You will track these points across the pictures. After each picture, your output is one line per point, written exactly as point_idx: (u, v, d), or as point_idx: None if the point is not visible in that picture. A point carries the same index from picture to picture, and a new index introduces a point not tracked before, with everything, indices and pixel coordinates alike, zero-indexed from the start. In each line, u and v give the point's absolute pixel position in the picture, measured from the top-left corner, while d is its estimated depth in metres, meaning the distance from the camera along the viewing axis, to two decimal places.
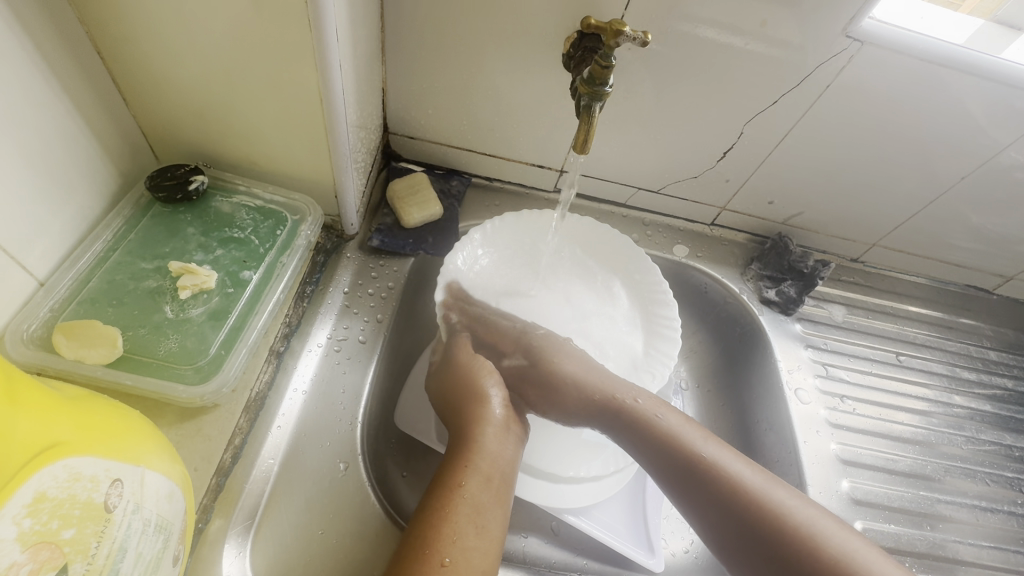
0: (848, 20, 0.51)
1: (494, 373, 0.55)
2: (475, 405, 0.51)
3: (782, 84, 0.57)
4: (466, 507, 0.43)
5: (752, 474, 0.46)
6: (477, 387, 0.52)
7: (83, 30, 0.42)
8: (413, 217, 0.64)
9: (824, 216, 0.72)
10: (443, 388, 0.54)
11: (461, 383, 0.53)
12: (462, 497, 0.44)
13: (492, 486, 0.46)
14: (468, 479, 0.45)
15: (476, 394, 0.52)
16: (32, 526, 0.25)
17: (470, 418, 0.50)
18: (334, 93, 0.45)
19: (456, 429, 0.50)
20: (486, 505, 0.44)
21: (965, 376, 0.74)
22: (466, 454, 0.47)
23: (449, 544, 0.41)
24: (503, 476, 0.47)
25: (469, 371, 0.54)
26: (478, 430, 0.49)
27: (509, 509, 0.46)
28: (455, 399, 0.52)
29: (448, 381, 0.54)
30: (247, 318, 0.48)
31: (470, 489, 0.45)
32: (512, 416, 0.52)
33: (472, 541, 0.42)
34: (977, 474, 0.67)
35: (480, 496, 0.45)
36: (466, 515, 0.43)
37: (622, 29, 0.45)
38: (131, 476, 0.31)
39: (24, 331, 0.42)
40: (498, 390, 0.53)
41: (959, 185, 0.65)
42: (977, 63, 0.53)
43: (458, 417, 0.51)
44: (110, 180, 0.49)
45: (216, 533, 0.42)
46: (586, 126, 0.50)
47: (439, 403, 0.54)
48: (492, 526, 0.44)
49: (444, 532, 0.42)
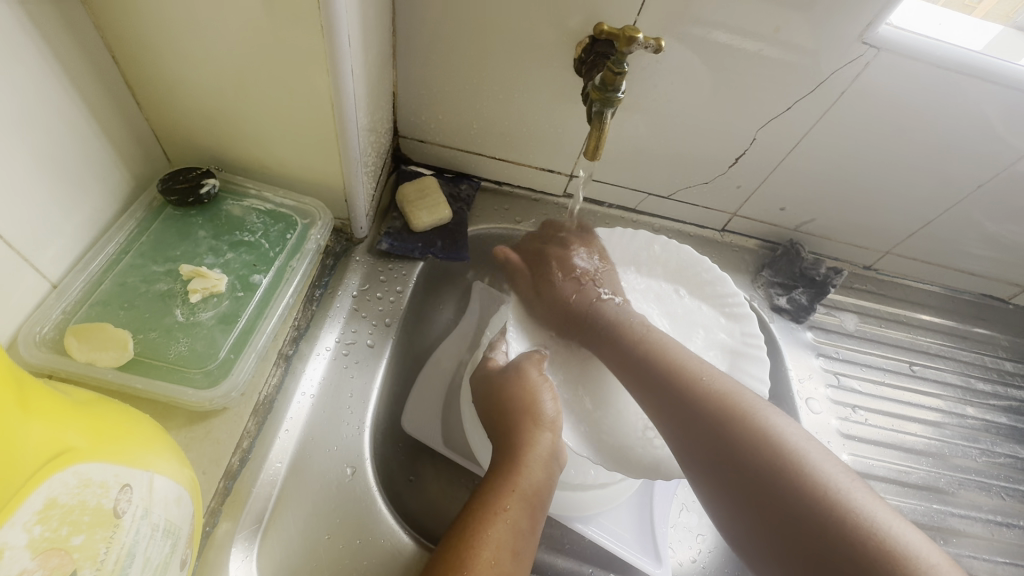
0: (865, 26, 0.50)
1: (555, 394, 0.54)
2: (531, 427, 0.50)
3: (796, 90, 0.56)
4: (507, 531, 0.43)
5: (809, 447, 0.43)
6: (544, 409, 0.52)
7: (99, 35, 0.42)
8: (423, 220, 0.64)
9: (837, 223, 0.71)
10: (496, 405, 0.53)
11: (524, 396, 0.52)
12: (502, 522, 0.44)
13: (532, 513, 0.46)
14: (511, 503, 0.45)
15: (536, 413, 0.51)
16: (42, 533, 0.25)
17: (524, 439, 0.50)
18: (345, 98, 0.45)
19: (502, 449, 0.50)
20: (524, 531, 0.44)
21: (979, 387, 0.73)
22: (516, 477, 0.47)
23: (485, 566, 0.41)
24: (542, 502, 0.47)
25: (532, 387, 0.53)
26: (529, 452, 0.48)
27: (540, 537, 0.46)
28: (511, 418, 0.51)
29: (509, 395, 0.53)
30: (257, 321, 0.48)
31: (514, 515, 0.44)
32: (563, 440, 0.51)
33: (509, 566, 0.42)
34: (992, 488, 0.66)
35: (521, 521, 0.45)
36: (505, 540, 0.43)
37: (635, 36, 0.43)
38: (140, 482, 0.31)
39: (37, 334, 0.42)
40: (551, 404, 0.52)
41: (976, 193, 0.64)
42: (996, 70, 0.52)
43: (512, 436, 0.50)
44: (123, 183, 0.49)
45: (223, 536, 0.43)
46: (596, 132, 0.50)
47: (492, 416, 0.53)
48: (526, 552, 0.44)
49: (482, 555, 0.41)
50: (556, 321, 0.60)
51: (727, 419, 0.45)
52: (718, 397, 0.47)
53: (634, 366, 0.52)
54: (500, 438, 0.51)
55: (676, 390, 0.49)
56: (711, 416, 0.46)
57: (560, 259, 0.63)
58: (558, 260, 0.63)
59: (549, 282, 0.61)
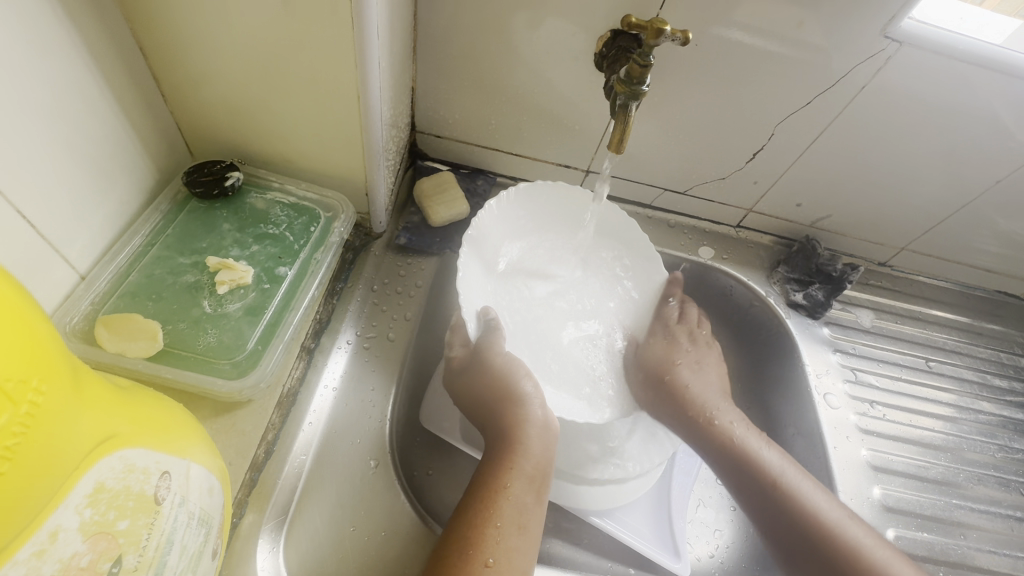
0: (887, 20, 0.50)
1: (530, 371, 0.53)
2: (515, 405, 0.50)
3: (817, 85, 0.56)
4: (510, 508, 0.44)
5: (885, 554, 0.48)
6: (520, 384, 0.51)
7: (129, 29, 0.43)
8: (441, 215, 0.64)
9: (853, 220, 0.71)
10: (477, 387, 0.52)
11: (497, 377, 0.51)
12: (506, 500, 0.45)
13: (534, 486, 0.47)
14: (512, 481, 0.46)
15: (517, 393, 0.50)
16: (92, 517, 0.25)
17: (512, 418, 0.50)
18: (370, 91, 0.45)
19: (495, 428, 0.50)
20: (528, 506, 0.45)
21: (995, 384, 0.73)
22: (513, 455, 0.47)
23: (493, 544, 0.42)
24: (544, 476, 0.48)
25: (507, 366, 0.52)
26: (521, 430, 0.49)
27: (547, 509, 0.47)
28: (494, 396, 0.51)
29: (482, 379, 0.52)
30: (282, 314, 0.48)
31: (515, 491, 0.45)
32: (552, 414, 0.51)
33: (515, 541, 0.43)
34: (1011, 484, 0.66)
35: (524, 497, 0.46)
36: (511, 516, 0.44)
37: (663, 28, 0.43)
38: (177, 469, 0.31)
39: (67, 324, 0.42)
40: (532, 385, 0.51)
41: (994, 189, 0.64)
42: (1018, 65, 0.52)
43: (500, 416, 0.50)
44: (148, 175, 0.49)
45: (250, 527, 0.43)
46: (620, 125, 0.49)
47: (474, 395, 0.53)
48: (533, 526, 0.45)
49: (489, 533, 0.43)
50: (665, 408, 0.61)
51: (840, 541, 0.49)
52: (811, 506, 0.51)
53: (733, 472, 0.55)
54: (490, 416, 0.52)
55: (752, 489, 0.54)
56: (827, 540, 0.49)
57: (671, 340, 0.65)
58: (668, 343, 0.64)
59: (657, 365, 0.63)
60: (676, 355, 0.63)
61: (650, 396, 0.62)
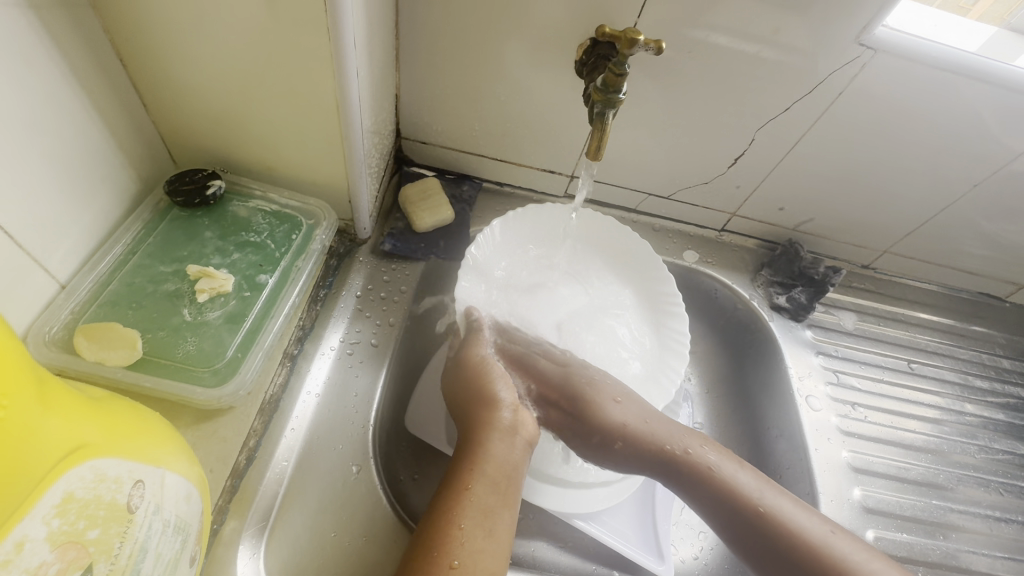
0: (861, 28, 0.51)
1: (507, 378, 0.55)
2: (485, 409, 0.51)
3: (795, 91, 0.57)
4: (476, 510, 0.44)
5: (801, 515, 0.48)
6: (489, 390, 0.53)
7: (111, 47, 0.44)
8: (425, 221, 0.65)
9: (835, 223, 0.72)
10: (455, 396, 0.55)
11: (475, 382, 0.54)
12: (470, 500, 0.45)
13: (500, 489, 0.47)
14: (475, 482, 0.46)
15: (488, 398, 0.52)
16: (60, 527, 0.25)
17: (479, 422, 0.51)
18: (350, 99, 0.46)
19: (464, 432, 0.51)
20: (493, 507, 0.45)
21: (977, 385, 0.74)
22: (477, 457, 0.48)
23: (457, 545, 0.42)
24: (510, 479, 0.48)
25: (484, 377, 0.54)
26: (486, 432, 0.50)
27: (516, 512, 0.47)
28: (465, 405, 0.53)
29: (459, 390, 0.55)
30: (263, 321, 0.49)
31: (478, 492, 0.45)
32: (524, 418, 0.53)
33: (481, 543, 0.43)
34: (991, 484, 0.67)
35: (487, 498, 0.45)
36: (475, 518, 0.44)
37: (637, 38, 0.44)
38: (151, 478, 0.31)
39: (46, 333, 0.42)
40: (507, 393, 0.54)
41: (973, 192, 0.64)
42: (992, 70, 0.53)
43: (469, 421, 0.52)
44: (130, 184, 0.50)
45: (231, 534, 0.43)
46: (598, 133, 0.50)
47: (453, 403, 0.55)
48: (501, 529, 0.45)
49: (454, 535, 0.43)
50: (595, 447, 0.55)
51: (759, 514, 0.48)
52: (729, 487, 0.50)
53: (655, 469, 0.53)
54: (460, 424, 0.53)
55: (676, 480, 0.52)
56: (808, 559, 0.46)
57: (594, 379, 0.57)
58: (592, 388, 0.56)
59: (601, 419, 0.54)
60: (614, 394, 0.56)
61: (602, 451, 0.55)
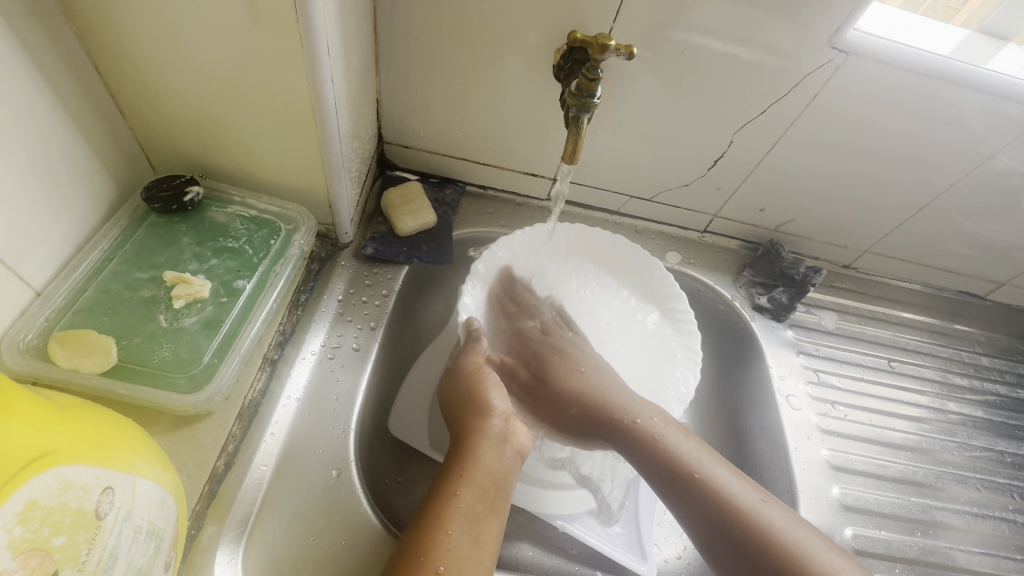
0: (833, 32, 0.51)
1: (500, 385, 0.55)
2: (478, 417, 0.52)
3: (771, 93, 0.57)
4: (462, 516, 0.45)
5: (703, 456, 0.53)
6: (482, 397, 0.53)
7: (85, 55, 0.44)
8: (407, 225, 0.65)
9: (815, 223, 0.73)
10: (454, 397, 0.55)
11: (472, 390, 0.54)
12: (457, 507, 0.45)
13: (489, 495, 0.47)
14: (464, 489, 0.46)
15: (482, 406, 0.53)
16: (22, 534, 0.25)
17: (473, 429, 0.51)
18: (326, 105, 0.46)
19: (456, 438, 0.52)
20: (481, 515, 0.45)
21: (957, 382, 0.75)
22: (466, 464, 0.48)
23: (444, 552, 0.42)
24: (500, 488, 0.48)
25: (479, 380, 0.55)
26: (479, 440, 0.50)
27: (504, 521, 0.47)
28: (460, 411, 0.53)
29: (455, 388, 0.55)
30: (241, 326, 0.49)
31: (466, 500, 0.46)
32: (515, 427, 0.52)
33: (467, 550, 0.43)
34: (970, 480, 0.67)
35: (477, 506, 0.46)
36: (462, 525, 0.44)
37: (608, 43, 0.45)
38: (122, 484, 0.31)
39: (21, 340, 0.42)
40: (500, 399, 0.54)
41: (950, 192, 0.65)
42: (965, 73, 0.53)
43: (461, 427, 0.52)
44: (107, 191, 0.50)
45: (209, 539, 0.43)
46: (573, 137, 0.50)
47: (449, 409, 0.55)
48: (487, 536, 0.45)
49: (440, 540, 0.43)
50: (549, 411, 0.61)
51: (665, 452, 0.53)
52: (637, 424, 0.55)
53: (573, 413, 0.59)
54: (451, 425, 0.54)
55: (595, 421, 0.58)
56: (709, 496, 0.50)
57: (564, 353, 0.63)
58: (561, 356, 0.62)
59: (562, 384, 0.60)
60: (579, 365, 0.62)
61: (562, 414, 0.60)
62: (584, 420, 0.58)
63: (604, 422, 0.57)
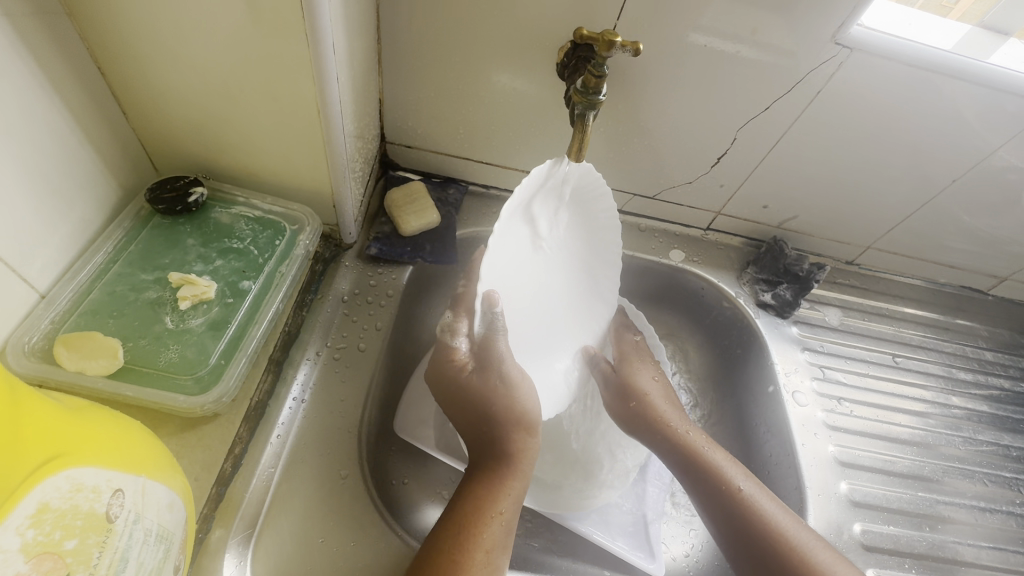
0: (836, 28, 0.52)
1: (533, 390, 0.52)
2: (520, 429, 0.50)
3: (773, 91, 0.57)
4: (500, 530, 0.46)
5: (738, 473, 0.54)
6: (528, 411, 0.51)
7: (89, 57, 0.44)
8: (411, 224, 0.65)
9: (819, 220, 0.73)
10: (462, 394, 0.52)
11: (500, 397, 0.51)
12: (497, 523, 0.46)
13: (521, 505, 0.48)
14: (506, 505, 0.47)
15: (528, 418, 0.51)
16: (35, 537, 0.25)
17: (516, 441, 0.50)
18: (330, 104, 0.46)
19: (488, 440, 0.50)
20: (514, 526, 0.47)
21: (961, 377, 0.75)
22: (511, 477, 0.48)
23: (482, 566, 0.43)
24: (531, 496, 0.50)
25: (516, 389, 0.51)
26: (523, 453, 0.50)
27: None
28: (501, 417, 0.50)
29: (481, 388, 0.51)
30: (246, 328, 0.49)
31: (507, 514, 0.47)
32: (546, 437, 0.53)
33: (501, 561, 0.45)
34: (976, 475, 0.67)
35: (512, 518, 0.47)
36: (499, 539, 0.45)
37: (614, 39, 0.44)
38: (132, 487, 0.31)
39: (25, 344, 0.42)
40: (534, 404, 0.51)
41: (952, 188, 0.65)
42: (967, 68, 0.54)
43: (499, 433, 0.50)
44: (111, 192, 0.49)
45: (217, 542, 0.43)
46: (580, 134, 0.48)
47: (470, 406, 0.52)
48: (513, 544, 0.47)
49: (479, 557, 0.44)
50: (613, 397, 0.59)
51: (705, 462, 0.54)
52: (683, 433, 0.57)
53: (629, 408, 0.59)
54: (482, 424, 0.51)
55: (645, 421, 0.58)
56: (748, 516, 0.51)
57: (644, 359, 0.62)
58: (645, 361, 0.62)
59: (634, 380, 0.60)
60: (654, 373, 0.62)
61: (618, 404, 0.59)
62: (634, 417, 0.58)
63: (652, 426, 0.57)
